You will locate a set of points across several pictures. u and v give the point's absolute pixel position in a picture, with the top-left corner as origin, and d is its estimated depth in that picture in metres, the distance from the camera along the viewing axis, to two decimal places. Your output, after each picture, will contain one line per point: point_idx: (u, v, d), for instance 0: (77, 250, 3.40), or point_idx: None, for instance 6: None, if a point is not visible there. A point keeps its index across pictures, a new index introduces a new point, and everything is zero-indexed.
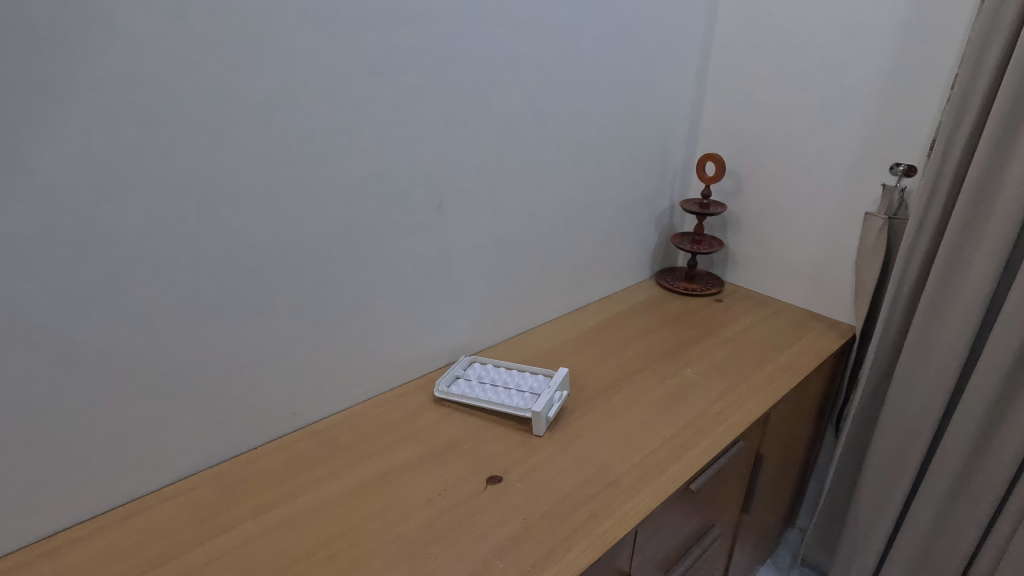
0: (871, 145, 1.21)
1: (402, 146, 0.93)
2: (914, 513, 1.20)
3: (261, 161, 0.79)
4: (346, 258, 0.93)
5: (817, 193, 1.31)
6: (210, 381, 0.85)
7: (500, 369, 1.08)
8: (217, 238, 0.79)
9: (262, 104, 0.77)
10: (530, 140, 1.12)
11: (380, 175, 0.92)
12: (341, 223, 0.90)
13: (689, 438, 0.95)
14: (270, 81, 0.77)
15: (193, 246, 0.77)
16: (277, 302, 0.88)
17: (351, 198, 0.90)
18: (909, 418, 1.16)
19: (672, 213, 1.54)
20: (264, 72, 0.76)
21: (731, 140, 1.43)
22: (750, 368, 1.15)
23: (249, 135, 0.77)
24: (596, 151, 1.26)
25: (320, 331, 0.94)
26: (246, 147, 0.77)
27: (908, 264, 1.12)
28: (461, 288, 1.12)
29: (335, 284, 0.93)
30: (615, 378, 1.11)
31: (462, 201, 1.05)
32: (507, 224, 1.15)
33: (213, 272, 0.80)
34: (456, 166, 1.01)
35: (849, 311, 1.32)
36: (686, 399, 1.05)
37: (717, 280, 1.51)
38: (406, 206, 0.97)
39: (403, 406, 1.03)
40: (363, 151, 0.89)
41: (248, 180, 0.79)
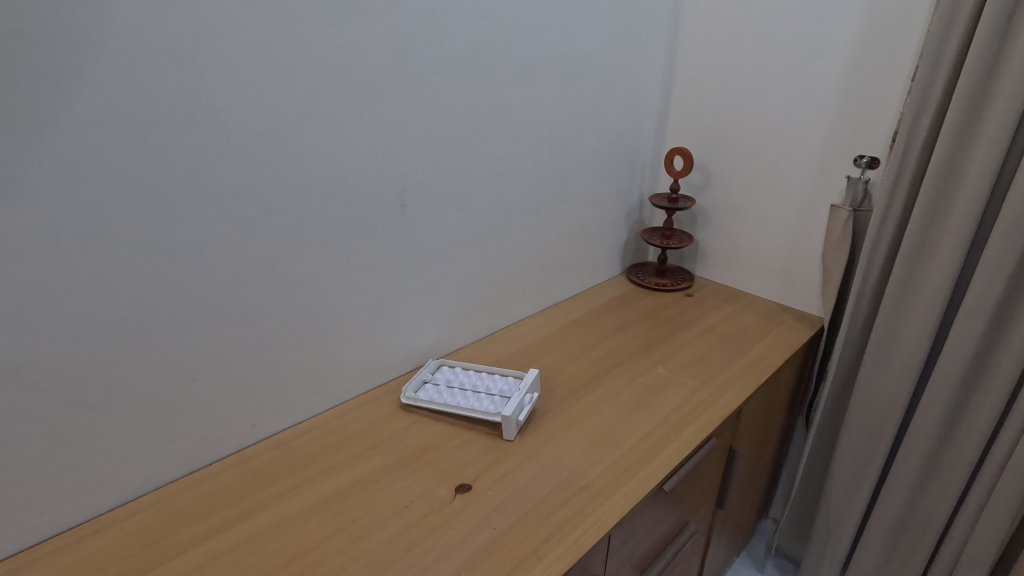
0: (835, 137, 1.21)
1: (362, 143, 0.89)
2: (884, 501, 1.22)
3: (209, 161, 0.74)
4: (306, 262, 0.89)
5: (785, 186, 1.31)
6: (160, 396, 0.79)
7: (469, 372, 1.04)
8: (163, 243, 0.73)
9: (209, 102, 0.72)
10: (496, 136, 1.09)
11: (340, 173, 0.88)
12: (300, 224, 0.86)
13: (663, 437, 0.93)
14: (217, 75, 0.72)
15: (137, 251, 0.72)
16: (232, 310, 0.83)
17: (309, 197, 0.86)
18: (877, 407, 1.17)
19: (641, 208, 1.53)
20: (211, 65, 0.71)
21: (699, 133, 1.43)
22: (722, 363, 1.14)
23: (196, 133, 0.72)
24: (564, 146, 1.24)
25: (280, 339, 0.90)
26: (193, 146, 0.72)
27: (874, 256, 1.12)
28: (429, 290, 1.09)
29: (294, 289, 0.89)
30: (587, 377, 1.09)
31: (426, 200, 1.01)
32: (475, 223, 1.12)
33: (160, 280, 0.75)
34: (420, 163, 0.98)
35: (817, 302, 1.33)
36: (659, 397, 1.04)
37: (687, 275, 1.51)
38: (367, 206, 0.93)
39: (369, 414, 0.99)
40: (321, 149, 0.84)
41: (196, 181, 0.74)
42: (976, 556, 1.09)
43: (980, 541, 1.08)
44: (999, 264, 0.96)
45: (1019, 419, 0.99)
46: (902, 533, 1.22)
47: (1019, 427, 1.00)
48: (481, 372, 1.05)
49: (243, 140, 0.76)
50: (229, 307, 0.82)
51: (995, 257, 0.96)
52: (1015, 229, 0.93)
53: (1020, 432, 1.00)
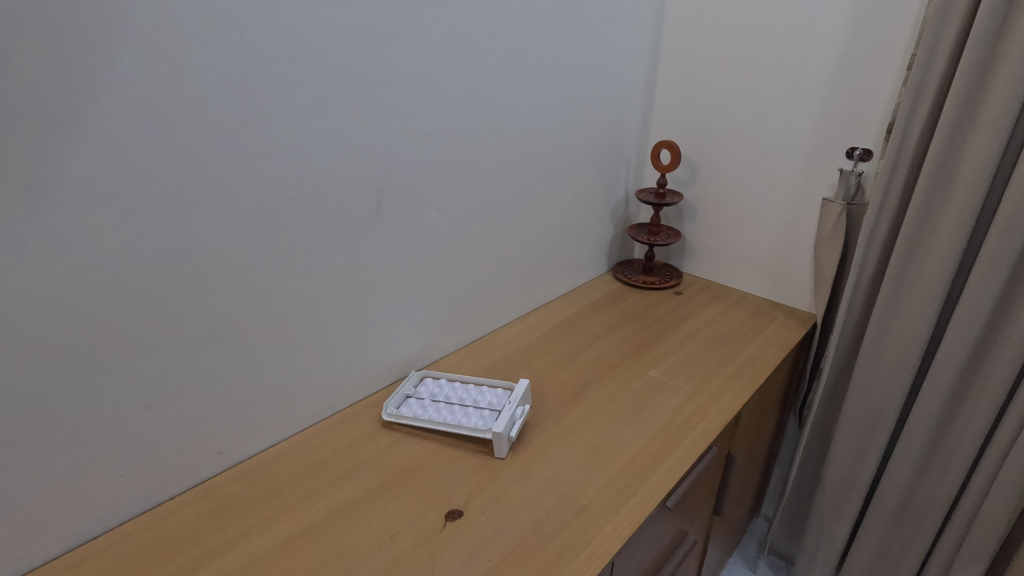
0: (824, 128, 1.17)
1: (332, 140, 0.81)
2: (879, 500, 1.20)
3: (157, 162, 0.66)
4: (272, 271, 0.81)
5: (774, 180, 1.27)
6: (112, 426, 0.71)
7: (454, 384, 0.98)
8: (108, 258, 0.65)
9: (157, 97, 0.63)
10: (476, 130, 1.02)
11: (308, 174, 0.80)
12: (265, 230, 0.78)
13: (662, 448, 0.88)
14: (163, 63, 0.63)
15: (78, 268, 0.63)
16: (192, 329, 0.75)
17: (274, 201, 0.77)
18: (872, 405, 1.15)
19: (627, 204, 1.48)
20: (157, 51, 0.62)
21: (685, 126, 1.38)
22: (717, 364, 1.10)
23: (142, 133, 0.64)
24: (548, 140, 1.18)
25: (247, 357, 0.82)
26: (139, 148, 0.64)
27: (869, 251, 1.09)
28: (408, 296, 1.02)
29: (261, 302, 0.81)
30: (578, 385, 1.03)
31: (403, 200, 0.94)
32: (456, 223, 1.05)
33: (107, 299, 0.66)
34: (396, 161, 0.90)
35: (808, 299, 1.30)
36: (654, 404, 0.99)
37: (675, 272, 1.47)
38: (340, 209, 0.86)
39: (347, 434, 0.92)
40: (285, 146, 0.76)
41: (143, 186, 0.65)
42: (973, 553, 1.08)
43: (977, 539, 1.06)
44: (998, 259, 0.93)
45: (1017, 415, 0.97)
46: (897, 531, 1.20)
47: (1018, 425, 0.98)
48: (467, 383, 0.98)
49: (197, 138, 0.68)
50: (188, 325, 0.74)
51: (993, 252, 0.94)
52: (1015, 222, 0.91)
53: (1017, 429, 0.98)
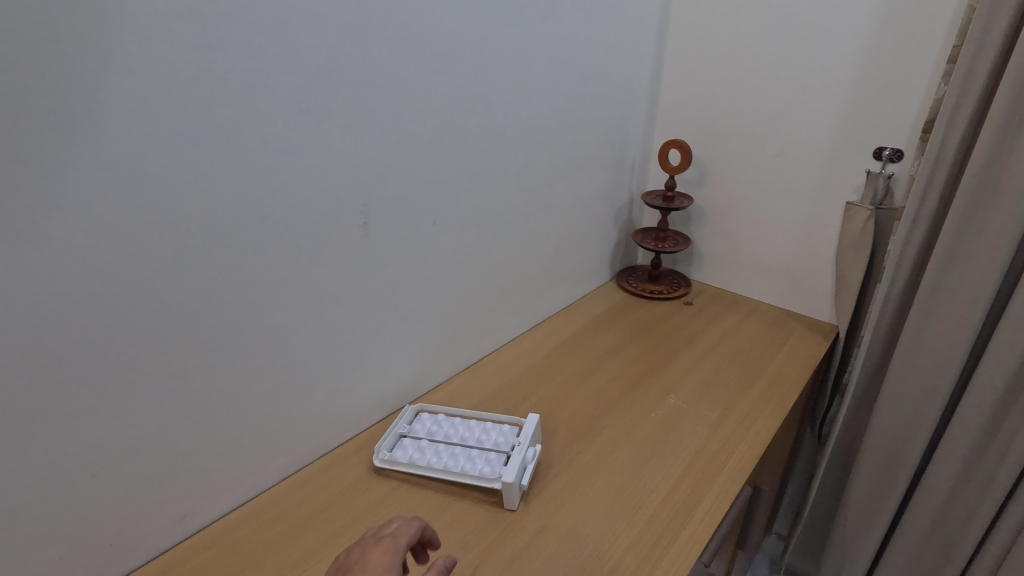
0: (850, 125, 1.07)
1: (309, 149, 0.69)
2: (906, 525, 1.12)
3: (91, 183, 0.53)
4: (242, 305, 0.68)
5: (793, 182, 1.17)
6: (48, 502, 0.59)
7: (454, 419, 0.87)
8: (33, 303, 0.53)
9: (86, 103, 0.51)
10: (473, 132, 0.90)
11: (282, 189, 0.68)
12: (233, 259, 0.66)
13: (691, 494, 0.78)
14: (89, 58, 0.50)
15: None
16: (145, 379, 0.62)
17: (241, 223, 0.65)
18: (902, 426, 1.06)
19: (631, 207, 1.38)
20: (85, 45, 0.50)
21: (695, 123, 1.28)
22: (740, 387, 1.00)
23: (69, 148, 0.51)
24: (550, 141, 1.07)
25: (214, 405, 0.70)
26: (66, 166, 0.51)
27: (902, 262, 1.01)
28: (400, 321, 0.90)
29: (229, 341, 0.69)
30: (591, 415, 0.93)
31: (392, 214, 0.82)
32: (453, 237, 0.93)
33: (35, 353, 0.54)
34: (385, 170, 0.78)
35: (829, 309, 1.21)
36: (676, 436, 0.89)
37: (682, 280, 1.38)
38: (320, 227, 0.73)
39: (332, 486, 0.80)
40: (253, 158, 0.64)
41: (73, 214, 0.53)
42: None
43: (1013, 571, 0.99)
44: None
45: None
46: (924, 556, 1.13)
47: None
48: (469, 417, 0.87)
49: (142, 153, 0.55)
50: (139, 375, 0.62)
51: None
52: None
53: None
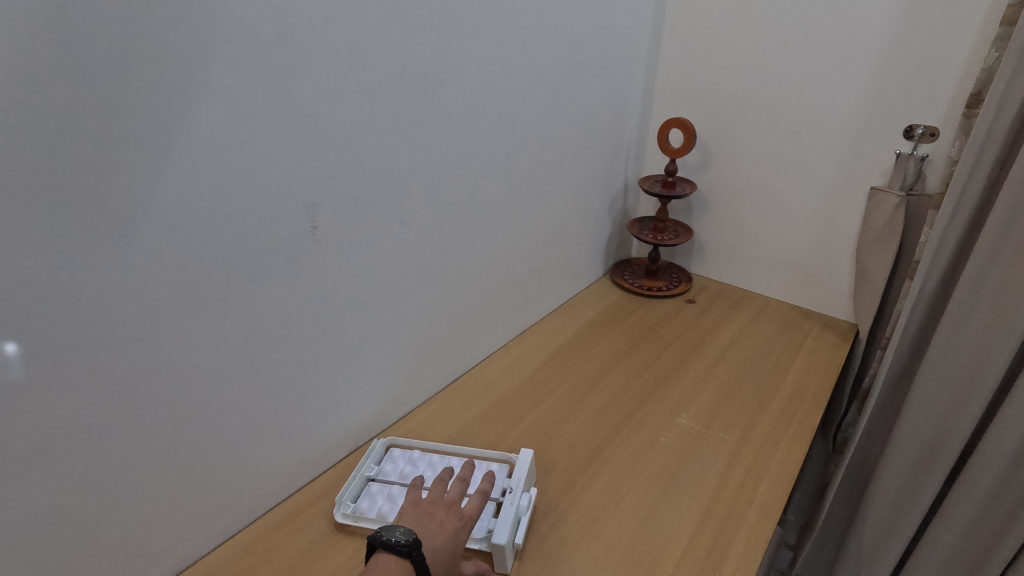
0: (877, 101, 0.94)
1: (235, 137, 0.53)
2: (929, 543, 1.02)
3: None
4: (149, 341, 0.53)
5: (810, 165, 1.05)
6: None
7: (432, 459, 0.74)
8: None
9: None
10: (448, 113, 0.75)
11: (197, 189, 0.52)
12: (132, 282, 0.50)
13: (715, 544, 0.66)
14: None
15: None
16: (20, 446, 0.47)
17: (138, 235, 0.50)
18: (931, 438, 0.96)
19: (627, 194, 1.24)
20: None
21: (698, 99, 1.14)
22: (758, 403, 0.88)
23: None
24: (538, 122, 0.92)
25: (122, 467, 0.55)
26: None
27: (937, 257, 0.89)
28: (366, 341, 0.76)
29: (141, 386, 0.54)
30: (592, 444, 0.80)
31: (350, 216, 0.67)
32: (426, 240, 0.79)
33: None
34: (338, 162, 0.63)
35: (846, 306, 1.10)
36: (692, 468, 0.76)
37: (682, 275, 1.25)
38: (255, 236, 0.58)
39: (285, 548, 0.67)
40: (151, 149, 0.48)
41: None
42: None
43: None
44: None
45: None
46: None
47: None
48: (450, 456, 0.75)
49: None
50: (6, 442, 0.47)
51: None
52: None
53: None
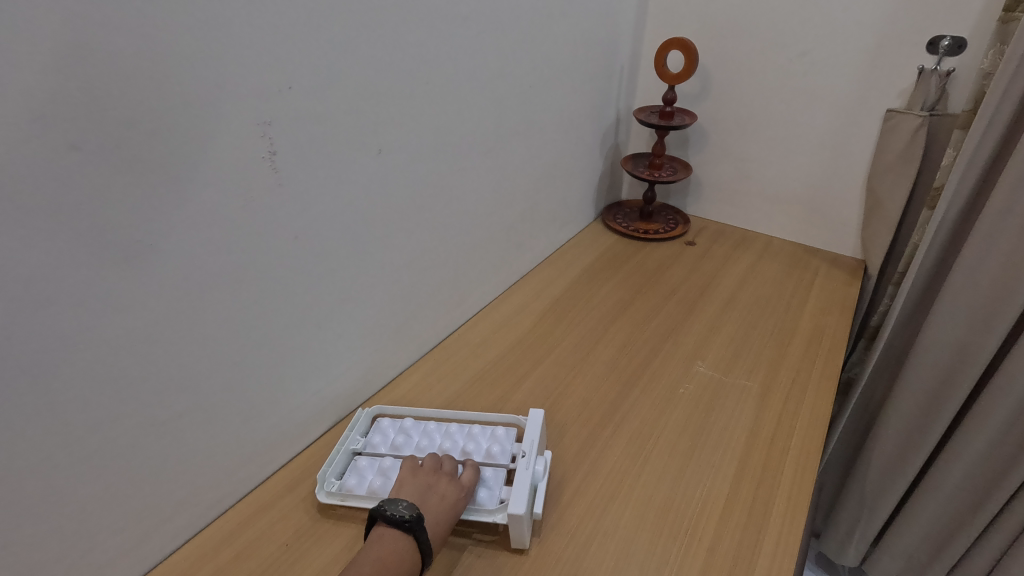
0: (899, 9, 0.85)
1: (146, 22, 0.40)
2: (935, 480, 1.01)
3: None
4: (56, 300, 0.41)
5: (820, 87, 0.96)
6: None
7: (428, 426, 0.65)
8: None
9: None
10: (429, 16, 0.62)
11: (100, 90, 0.39)
12: (19, 223, 0.37)
13: (753, 502, 0.60)
14: None
15: None
16: None
17: (17, 155, 0.36)
18: (946, 375, 0.92)
19: (618, 129, 1.13)
20: None
21: (696, 18, 1.03)
22: (776, 347, 0.82)
23: None
24: (528, 37, 0.79)
25: (41, 461, 0.43)
26: None
27: (962, 182, 0.82)
28: (347, 295, 0.64)
29: (51, 364, 0.42)
30: (605, 402, 0.72)
31: (316, 140, 0.54)
32: (407, 172, 0.67)
33: None
34: (293, 71, 0.50)
35: (854, 241, 1.04)
36: (717, 422, 0.69)
37: (678, 216, 1.17)
38: (195, 165, 0.46)
39: (265, 541, 0.57)
40: (19, 30, 0.35)
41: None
42: None
43: None
44: None
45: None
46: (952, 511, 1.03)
47: None
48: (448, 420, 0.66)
49: None
50: None
51: None
52: None
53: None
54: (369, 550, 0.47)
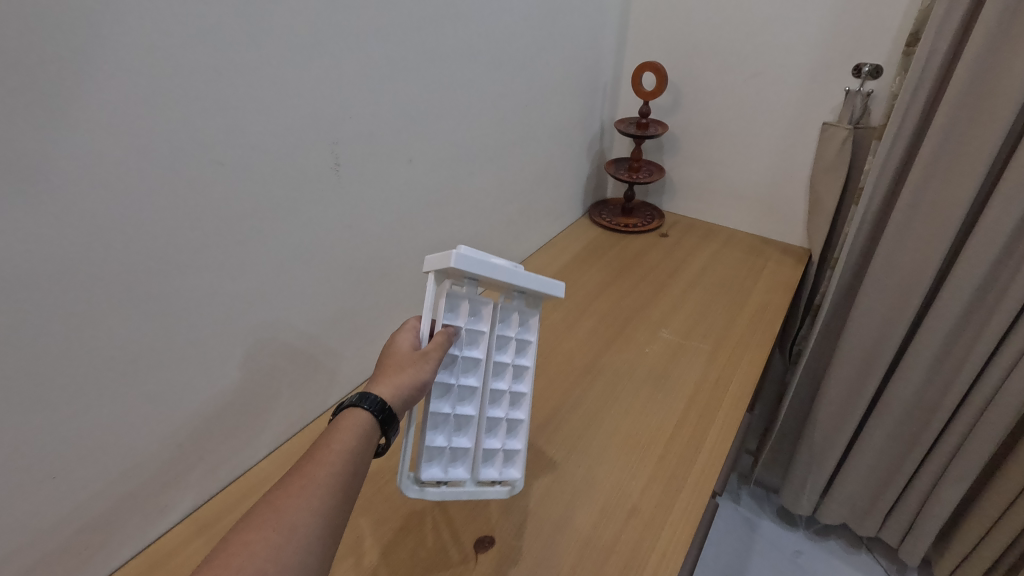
0: (828, 42, 1.03)
1: (270, 81, 0.57)
2: (870, 434, 1.19)
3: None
4: (217, 278, 0.58)
5: (771, 105, 1.14)
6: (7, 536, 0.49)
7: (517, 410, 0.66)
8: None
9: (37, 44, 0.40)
10: (449, 57, 0.80)
11: (248, 131, 0.57)
12: (204, 226, 0.55)
13: (696, 427, 0.79)
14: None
15: None
16: (128, 375, 0.54)
17: (206, 178, 0.54)
18: (868, 345, 1.10)
19: (602, 137, 1.32)
20: None
21: (667, 44, 1.21)
22: (727, 317, 1.00)
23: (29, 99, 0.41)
24: (526, 65, 0.98)
25: (197, 391, 0.60)
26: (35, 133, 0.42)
27: (879, 182, 1.00)
28: (382, 274, 0.83)
29: (211, 326, 0.60)
30: (587, 358, 0.91)
31: (369, 154, 0.73)
32: (431, 178, 0.85)
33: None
34: (356, 106, 0.68)
35: (800, 231, 1.23)
36: (673, 372, 0.88)
37: (656, 212, 1.35)
38: (297, 178, 0.64)
39: None
40: (219, 98, 0.53)
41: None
42: (962, 472, 1.11)
43: (966, 462, 1.09)
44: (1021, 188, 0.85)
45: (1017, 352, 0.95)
46: (884, 459, 1.22)
47: (1020, 350, 0.95)
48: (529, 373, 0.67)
49: (60, 89, 0.42)
50: (94, 371, 0.51)
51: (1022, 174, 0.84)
52: None
53: (1014, 361, 0.97)
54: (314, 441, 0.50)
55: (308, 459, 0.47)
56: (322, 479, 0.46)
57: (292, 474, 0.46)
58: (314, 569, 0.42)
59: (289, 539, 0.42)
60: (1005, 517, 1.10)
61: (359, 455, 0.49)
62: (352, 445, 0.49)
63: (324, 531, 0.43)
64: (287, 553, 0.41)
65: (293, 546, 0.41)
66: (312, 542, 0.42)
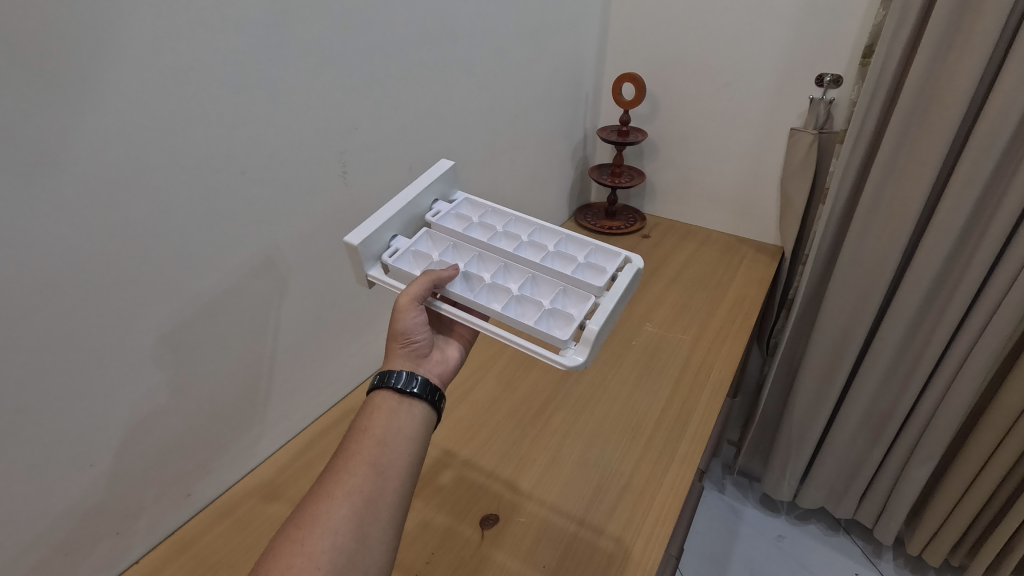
0: (791, 54, 1.11)
1: (275, 102, 0.63)
2: (842, 419, 1.26)
3: (32, 156, 0.46)
4: (227, 279, 0.65)
5: (741, 112, 1.22)
6: (48, 507, 0.56)
7: (553, 244, 0.70)
8: (34, 295, 0.49)
9: (77, 76, 0.47)
10: (444, 72, 0.86)
11: (258, 146, 0.63)
12: (218, 235, 0.62)
13: (679, 412, 0.85)
14: (81, 30, 0.46)
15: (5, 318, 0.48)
16: (151, 363, 0.60)
17: (218, 191, 0.61)
18: (839, 335, 1.17)
19: (586, 144, 1.39)
20: (79, 19, 0.46)
21: (644, 57, 1.28)
22: (710, 308, 1.08)
23: (71, 123, 0.48)
24: (514, 78, 1.04)
25: (210, 379, 0.67)
26: (77, 152, 0.49)
27: (843, 182, 1.07)
28: None
29: (222, 322, 0.66)
30: None
31: (372, 163, 0.79)
32: None
33: (42, 348, 0.51)
34: (360, 119, 0.75)
35: (773, 230, 1.31)
36: (658, 361, 0.94)
37: (639, 214, 1.42)
38: (304, 188, 0.70)
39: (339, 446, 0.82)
40: (231, 118, 0.59)
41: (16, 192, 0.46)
42: (927, 452, 1.19)
43: (930, 443, 1.18)
44: (964, 188, 0.93)
45: (969, 339, 1.03)
46: (857, 443, 1.29)
47: (973, 338, 1.03)
48: (522, 224, 0.73)
49: (96, 112, 0.49)
50: (123, 362, 0.58)
51: (966, 176, 0.92)
52: (986, 152, 0.89)
53: (969, 348, 1.04)
54: (358, 418, 0.56)
55: (343, 452, 0.53)
56: (343, 472, 0.51)
57: (328, 470, 0.52)
58: (349, 548, 0.47)
59: (317, 529, 0.48)
60: (969, 493, 1.18)
61: (378, 439, 0.54)
62: (387, 423, 0.55)
63: (349, 515, 0.49)
64: (317, 540, 0.47)
65: (323, 532, 0.47)
66: (337, 526, 0.48)
